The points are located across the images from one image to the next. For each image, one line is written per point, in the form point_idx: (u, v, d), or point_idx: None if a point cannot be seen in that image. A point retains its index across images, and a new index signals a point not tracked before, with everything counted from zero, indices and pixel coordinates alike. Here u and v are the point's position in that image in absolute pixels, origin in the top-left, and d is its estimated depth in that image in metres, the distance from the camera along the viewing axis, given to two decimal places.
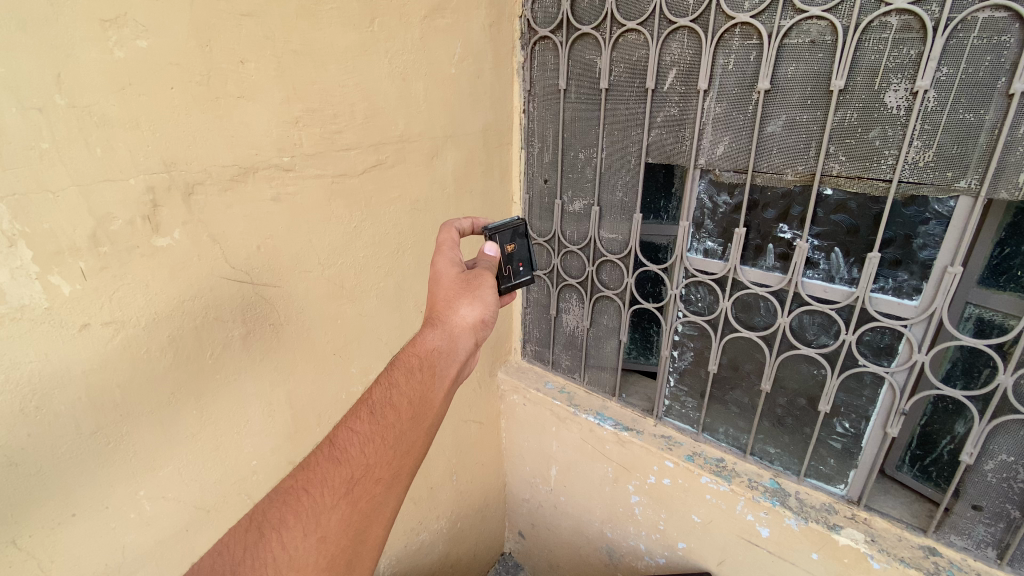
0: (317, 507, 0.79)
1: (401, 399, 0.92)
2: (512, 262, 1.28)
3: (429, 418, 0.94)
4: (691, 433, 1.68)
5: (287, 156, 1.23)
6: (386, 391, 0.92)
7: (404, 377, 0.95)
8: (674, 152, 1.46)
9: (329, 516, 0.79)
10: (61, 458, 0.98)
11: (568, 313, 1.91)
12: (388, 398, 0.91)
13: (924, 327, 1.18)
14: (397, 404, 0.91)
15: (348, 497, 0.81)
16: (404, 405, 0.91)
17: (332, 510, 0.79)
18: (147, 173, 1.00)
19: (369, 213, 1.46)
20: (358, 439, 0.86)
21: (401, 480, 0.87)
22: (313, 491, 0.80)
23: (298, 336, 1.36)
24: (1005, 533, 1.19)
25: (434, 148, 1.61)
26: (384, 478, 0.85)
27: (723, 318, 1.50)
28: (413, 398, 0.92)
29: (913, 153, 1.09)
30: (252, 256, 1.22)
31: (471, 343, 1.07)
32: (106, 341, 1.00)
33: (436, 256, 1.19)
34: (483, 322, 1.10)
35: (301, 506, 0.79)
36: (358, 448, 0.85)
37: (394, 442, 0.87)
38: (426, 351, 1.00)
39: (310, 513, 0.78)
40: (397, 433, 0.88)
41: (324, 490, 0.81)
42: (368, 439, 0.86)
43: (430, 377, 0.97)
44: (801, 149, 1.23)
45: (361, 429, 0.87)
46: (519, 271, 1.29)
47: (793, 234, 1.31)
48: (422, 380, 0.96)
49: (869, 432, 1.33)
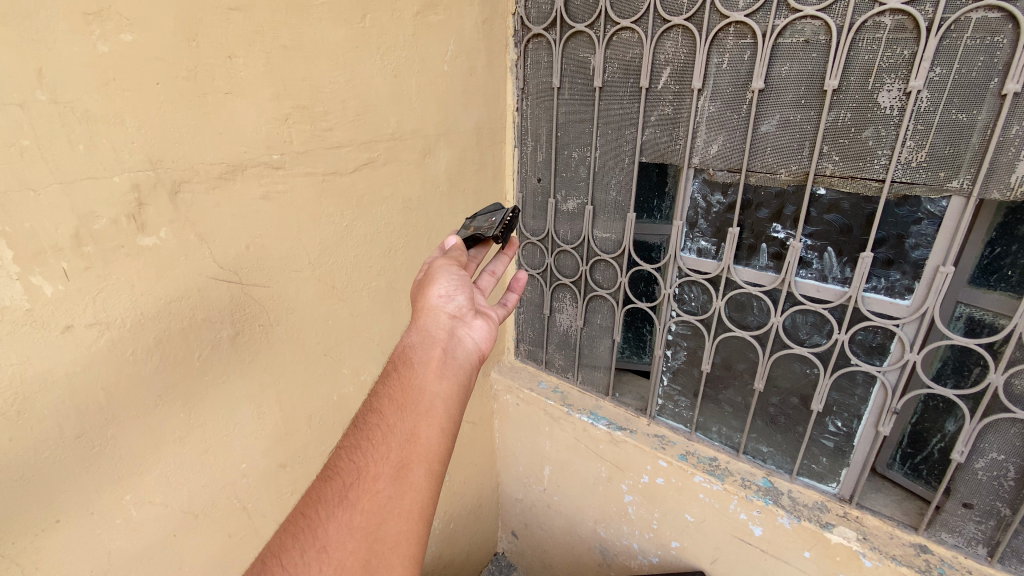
0: (313, 523, 0.76)
1: (384, 401, 0.90)
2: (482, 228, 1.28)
3: (423, 403, 0.90)
4: (684, 432, 1.68)
5: (276, 153, 1.21)
6: (368, 401, 0.91)
7: (381, 385, 0.93)
8: (668, 151, 1.45)
9: (328, 527, 0.75)
10: (44, 463, 0.95)
11: (561, 312, 1.90)
12: (371, 405, 0.90)
13: (915, 327, 1.18)
14: (379, 407, 0.89)
15: (345, 503, 0.78)
16: (388, 404, 0.89)
17: (331, 520, 0.76)
18: (133, 171, 0.98)
19: (360, 212, 1.44)
20: (346, 448, 0.84)
21: (408, 469, 0.82)
22: (308, 510, 0.78)
23: (288, 337, 1.34)
24: (996, 531, 1.20)
25: (427, 146, 1.59)
26: (384, 472, 0.81)
27: (716, 318, 1.50)
28: (396, 394, 0.90)
29: (906, 153, 1.09)
30: (241, 255, 1.19)
31: (443, 318, 1.07)
32: (90, 342, 0.98)
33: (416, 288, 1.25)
34: (446, 297, 1.10)
35: (299, 529, 0.76)
36: (345, 456, 0.83)
37: (385, 438, 0.84)
38: (400, 353, 0.99)
39: (307, 531, 0.75)
40: (388, 428, 0.85)
41: (320, 506, 0.78)
42: (354, 446, 0.84)
43: (409, 368, 0.95)
44: (794, 148, 1.23)
45: (347, 440, 0.86)
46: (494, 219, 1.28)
47: (786, 233, 1.31)
48: (402, 376, 0.93)
49: (861, 431, 1.34)
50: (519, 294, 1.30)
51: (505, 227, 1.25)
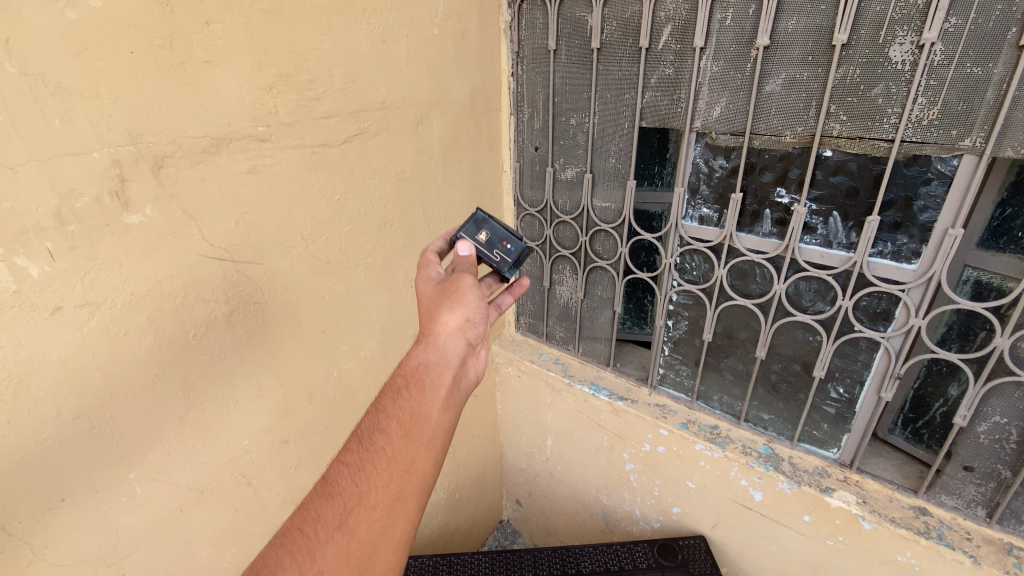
0: (312, 544, 0.81)
1: (391, 421, 0.92)
2: (496, 245, 1.24)
3: (427, 436, 0.92)
4: (685, 401, 1.68)
5: (262, 125, 1.17)
6: (375, 418, 0.93)
7: (391, 400, 0.95)
8: (669, 115, 1.40)
9: (324, 551, 0.80)
10: (44, 444, 0.95)
11: (561, 284, 1.88)
12: (378, 424, 0.92)
13: (921, 292, 1.16)
14: (386, 427, 0.91)
15: (343, 529, 0.82)
16: (395, 427, 0.91)
17: (327, 544, 0.81)
18: (113, 147, 0.95)
19: (352, 185, 1.40)
20: (348, 470, 0.88)
21: (403, 501, 0.86)
22: (308, 529, 0.83)
23: (284, 314, 1.32)
24: (995, 493, 1.20)
25: (419, 115, 1.54)
26: (382, 502, 0.85)
27: (718, 286, 1.47)
28: (403, 417, 0.92)
29: (917, 111, 1.04)
30: (231, 231, 1.17)
31: (462, 344, 1.04)
32: (80, 323, 0.96)
33: (416, 278, 1.18)
34: (468, 322, 1.06)
35: (297, 545, 0.81)
36: (348, 479, 0.86)
37: (388, 465, 0.87)
38: (413, 368, 0.99)
39: (305, 551, 0.80)
40: (391, 454, 0.88)
41: (318, 526, 0.83)
42: (358, 468, 0.87)
43: (419, 392, 0.96)
44: (799, 109, 1.18)
45: (351, 460, 0.89)
46: (507, 248, 1.23)
47: (790, 198, 1.27)
48: (411, 396, 0.95)
49: (863, 396, 1.33)
50: (519, 299, 1.28)
51: (516, 265, 1.22)
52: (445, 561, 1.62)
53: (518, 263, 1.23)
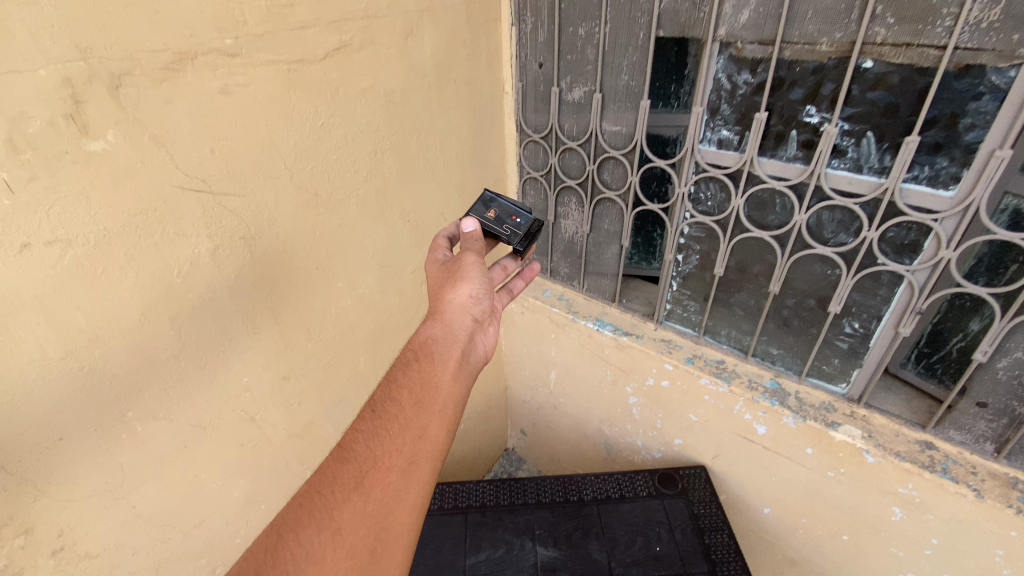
0: (330, 504, 0.77)
1: (403, 390, 0.90)
2: (504, 220, 1.23)
3: (439, 404, 0.90)
4: (692, 337, 1.64)
5: (230, 37, 1.03)
6: (387, 388, 0.91)
7: (401, 372, 0.93)
8: (690, 22, 1.25)
9: (341, 511, 0.76)
10: (33, 385, 0.92)
11: (566, 218, 1.78)
12: (391, 393, 0.90)
13: (956, 221, 1.07)
14: (398, 396, 0.89)
15: (359, 490, 0.78)
16: (408, 395, 0.89)
17: (344, 504, 0.77)
18: (61, 62, 0.84)
19: (336, 107, 1.28)
20: (362, 434, 0.84)
21: (418, 465, 0.83)
22: (324, 491, 0.78)
23: (274, 250, 1.25)
24: (1007, 429, 1.18)
25: (408, 26, 1.37)
26: (398, 464, 0.82)
27: (734, 218, 1.38)
28: (415, 386, 0.91)
29: (978, 10, 0.91)
30: (207, 160, 1.07)
31: (468, 321, 1.05)
32: (53, 261, 0.90)
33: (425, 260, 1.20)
34: (476, 298, 1.08)
35: (314, 506, 0.77)
36: (363, 443, 0.83)
37: (402, 429, 0.85)
38: (422, 342, 0.99)
39: (323, 511, 0.76)
40: (404, 420, 0.86)
41: (334, 488, 0.79)
42: (371, 432, 0.84)
43: (429, 364, 0.95)
44: (839, 11, 1.04)
45: (364, 426, 0.86)
46: (517, 222, 1.23)
47: (820, 118, 1.14)
48: (421, 368, 0.94)
49: (879, 332, 1.28)
50: (529, 282, 1.30)
51: (527, 237, 1.21)
52: (452, 490, 1.63)
53: (530, 236, 1.22)
